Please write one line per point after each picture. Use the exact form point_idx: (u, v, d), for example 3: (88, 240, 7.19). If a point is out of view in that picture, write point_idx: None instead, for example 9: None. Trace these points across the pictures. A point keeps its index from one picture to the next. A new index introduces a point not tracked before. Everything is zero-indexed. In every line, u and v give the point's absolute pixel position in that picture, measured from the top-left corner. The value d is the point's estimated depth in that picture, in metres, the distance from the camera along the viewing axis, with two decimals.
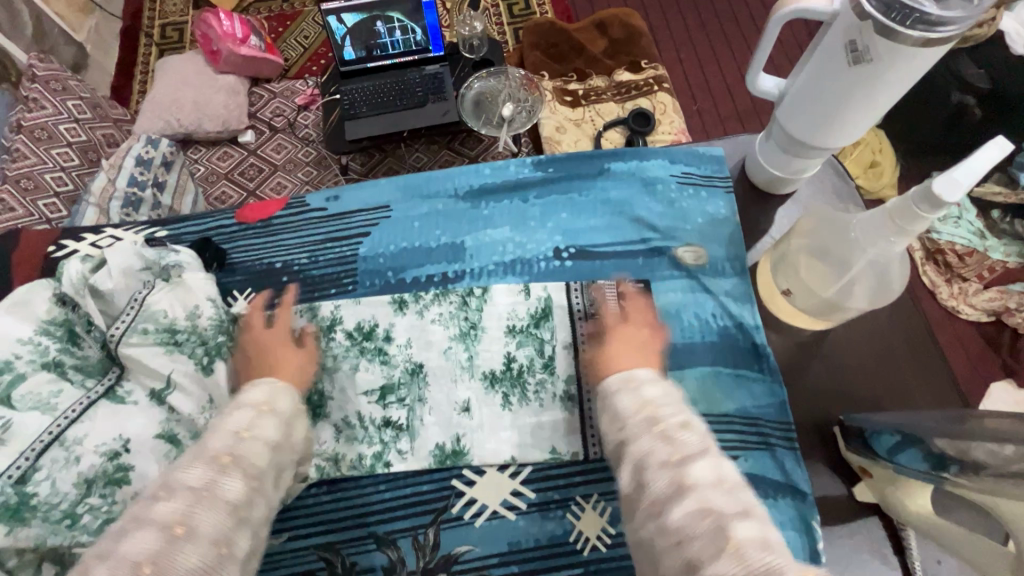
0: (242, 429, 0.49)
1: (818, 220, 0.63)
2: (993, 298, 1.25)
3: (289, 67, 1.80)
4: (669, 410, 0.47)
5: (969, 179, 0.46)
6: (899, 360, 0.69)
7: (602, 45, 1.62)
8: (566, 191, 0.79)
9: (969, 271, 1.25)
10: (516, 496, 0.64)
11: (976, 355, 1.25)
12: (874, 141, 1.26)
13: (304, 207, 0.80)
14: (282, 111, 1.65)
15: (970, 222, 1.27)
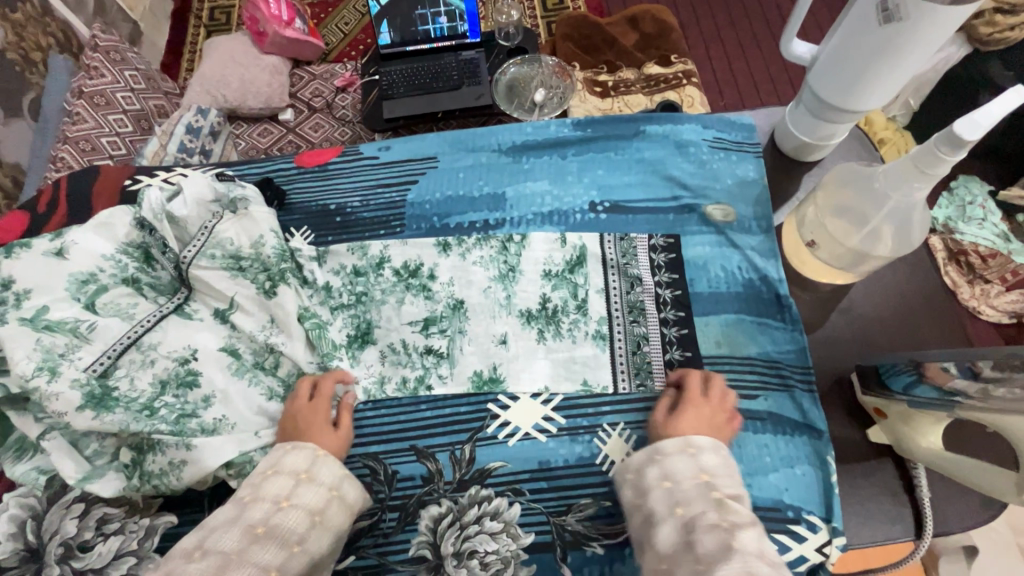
0: (283, 498, 0.56)
1: (844, 175, 0.67)
2: (1014, 300, 1.27)
3: (330, 51, 1.90)
4: (722, 480, 0.52)
5: (988, 122, 0.50)
6: (915, 311, 0.72)
7: (633, 38, 1.67)
8: (603, 151, 0.84)
9: (991, 273, 1.25)
10: (548, 421, 0.69)
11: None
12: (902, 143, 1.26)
13: (358, 156, 0.86)
14: (321, 92, 1.73)
15: (994, 224, 1.30)
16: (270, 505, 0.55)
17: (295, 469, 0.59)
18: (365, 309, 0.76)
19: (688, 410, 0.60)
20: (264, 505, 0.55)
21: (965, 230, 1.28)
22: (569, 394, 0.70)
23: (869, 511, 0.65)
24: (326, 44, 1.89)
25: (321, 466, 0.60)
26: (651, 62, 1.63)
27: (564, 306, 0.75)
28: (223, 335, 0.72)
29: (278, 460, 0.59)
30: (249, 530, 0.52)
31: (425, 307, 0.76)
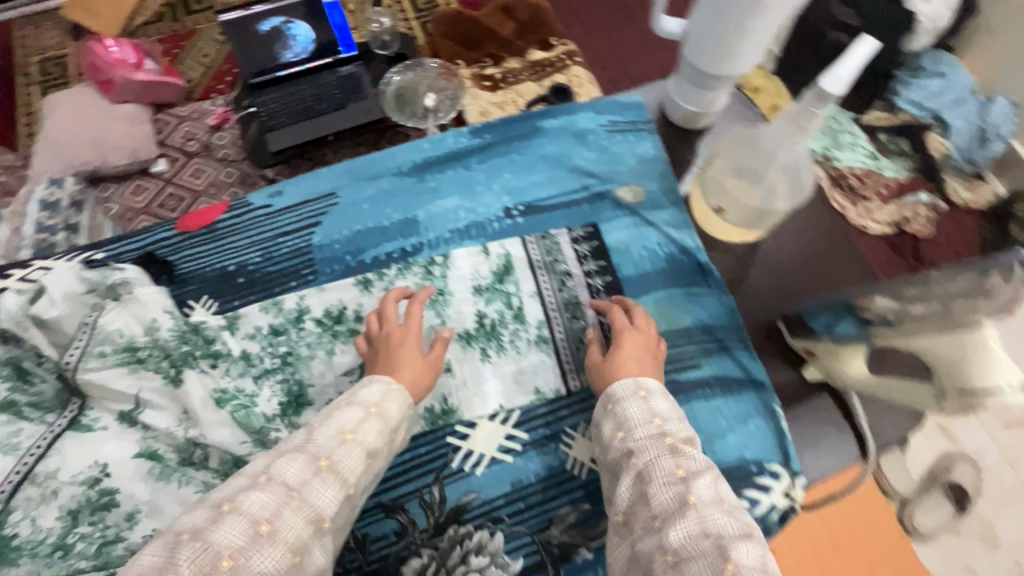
0: (346, 431, 0.55)
1: (735, 138, 0.70)
2: (892, 211, 1.42)
3: (193, 89, 1.65)
4: (674, 424, 0.56)
5: (847, 75, 0.53)
6: (826, 262, 0.77)
7: (509, 27, 1.65)
8: (505, 153, 0.82)
9: (868, 190, 1.41)
10: (511, 439, 0.67)
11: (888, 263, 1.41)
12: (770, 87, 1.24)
13: (247, 208, 0.79)
14: (194, 134, 1.56)
15: (862, 146, 1.42)
16: (334, 437, 0.54)
17: (367, 402, 0.58)
18: (293, 369, 0.70)
19: (627, 360, 0.64)
20: (329, 435, 0.54)
21: (841, 156, 1.40)
22: (526, 408, 0.69)
23: (820, 444, 0.69)
24: (187, 81, 1.64)
25: (391, 400, 0.60)
26: (533, 48, 1.63)
27: (502, 318, 0.73)
28: (132, 440, 0.63)
29: (352, 393, 0.60)
30: (314, 462, 0.52)
31: (359, 353, 0.71)
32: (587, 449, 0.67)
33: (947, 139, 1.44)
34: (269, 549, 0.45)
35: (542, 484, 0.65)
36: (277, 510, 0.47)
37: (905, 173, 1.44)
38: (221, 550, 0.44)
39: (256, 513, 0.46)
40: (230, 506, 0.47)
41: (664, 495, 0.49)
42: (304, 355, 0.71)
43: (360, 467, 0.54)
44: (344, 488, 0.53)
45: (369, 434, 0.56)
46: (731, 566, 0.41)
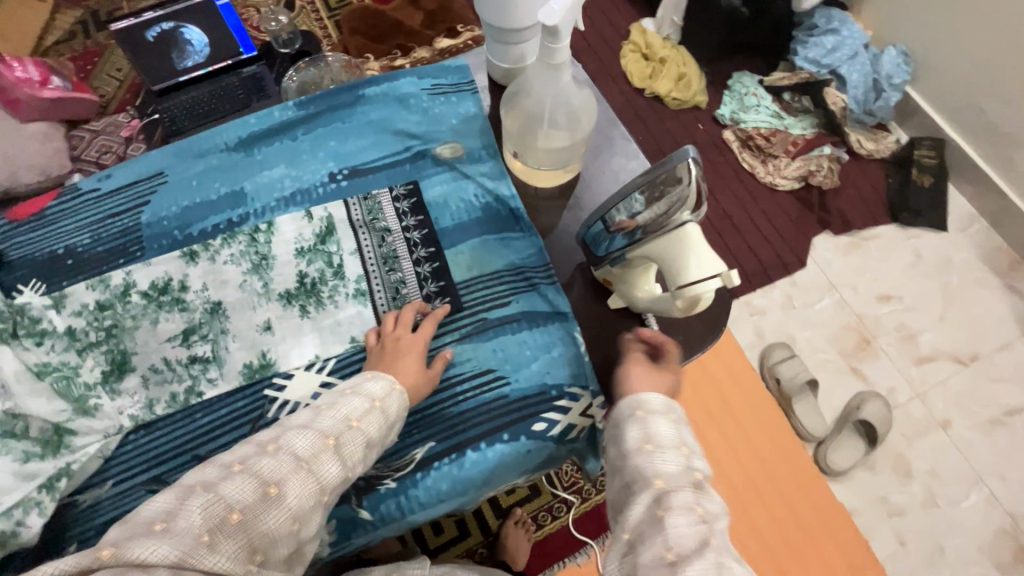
0: (353, 418, 0.55)
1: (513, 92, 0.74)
2: (799, 166, 1.48)
3: (107, 104, 1.54)
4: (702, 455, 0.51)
5: (560, 5, 0.57)
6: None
7: (419, 18, 1.71)
8: (330, 122, 0.86)
9: (776, 148, 1.50)
10: (325, 387, 0.70)
11: (796, 216, 1.46)
12: (679, 58, 1.57)
13: (78, 193, 0.81)
14: (110, 147, 1.44)
15: (767, 106, 1.54)
16: (340, 421, 0.54)
17: (372, 395, 0.59)
18: (118, 340, 0.73)
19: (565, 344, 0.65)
20: (336, 418, 0.55)
21: (746, 119, 1.53)
22: (341, 356, 0.72)
23: None
24: (98, 95, 1.53)
25: (393, 399, 0.60)
26: (440, 36, 1.65)
27: (322, 277, 0.76)
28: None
29: (358, 383, 0.60)
30: (320, 438, 0.52)
31: (182, 319, 0.74)
32: None
33: (844, 93, 1.50)
34: (275, 510, 0.46)
35: None
36: (287, 475, 0.48)
37: (812, 130, 1.51)
38: (231, 503, 0.44)
39: (267, 475, 0.47)
40: (241, 466, 0.47)
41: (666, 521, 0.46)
42: (129, 327, 0.74)
43: (361, 456, 0.54)
44: (344, 468, 0.53)
45: (371, 425, 0.56)
46: None
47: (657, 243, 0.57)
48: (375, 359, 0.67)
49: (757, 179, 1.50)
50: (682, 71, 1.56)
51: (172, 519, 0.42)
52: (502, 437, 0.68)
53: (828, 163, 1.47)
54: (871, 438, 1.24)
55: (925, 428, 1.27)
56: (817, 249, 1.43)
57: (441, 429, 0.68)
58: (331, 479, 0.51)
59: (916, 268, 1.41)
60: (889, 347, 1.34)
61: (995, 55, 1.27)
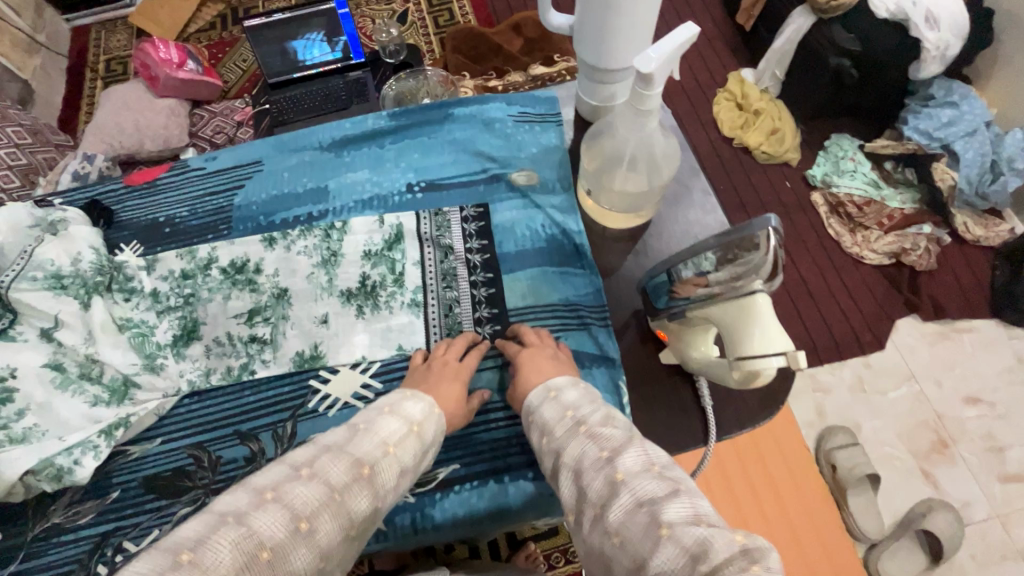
0: (390, 444, 0.52)
1: (593, 135, 0.74)
2: (892, 242, 1.43)
3: (228, 89, 1.73)
4: None
5: (658, 54, 0.56)
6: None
7: (518, 44, 1.78)
8: (416, 136, 0.89)
9: (868, 220, 1.45)
10: (365, 388, 0.72)
11: (882, 295, 1.41)
12: (774, 112, 1.55)
13: (185, 169, 0.89)
14: (223, 128, 1.57)
15: (864, 173, 1.50)
16: (376, 446, 0.51)
17: (410, 418, 0.56)
18: (192, 309, 0.78)
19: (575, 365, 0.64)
20: (373, 443, 0.51)
21: (840, 183, 1.49)
22: (386, 361, 0.74)
23: (668, 429, 0.69)
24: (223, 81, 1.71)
25: (429, 423, 0.58)
26: (536, 63, 1.71)
27: (382, 281, 0.79)
28: (42, 351, 0.71)
29: (397, 402, 0.57)
30: (355, 467, 0.48)
31: (251, 299, 0.79)
32: None
33: (956, 170, 1.42)
34: (304, 549, 0.42)
35: None
36: (318, 509, 0.44)
37: (911, 206, 1.46)
38: (263, 539, 0.40)
39: (299, 508, 0.43)
40: (272, 494, 0.43)
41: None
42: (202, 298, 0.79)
43: (396, 482, 0.51)
44: (376, 501, 0.48)
45: (407, 452, 0.53)
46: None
47: (719, 307, 0.55)
48: (415, 379, 0.66)
49: (842, 249, 1.46)
50: (776, 126, 1.54)
51: (201, 551, 0.37)
52: (526, 474, 0.67)
53: (925, 242, 1.42)
54: (936, 552, 1.17)
55: (1002, 556, 1.19)
56: (901, 331, 1.39)
57: (468, 454, 0.68)
58: (360, 512, 0.47)
59: (1014, 372, 1.36)
60: (969, 455, 1.27)
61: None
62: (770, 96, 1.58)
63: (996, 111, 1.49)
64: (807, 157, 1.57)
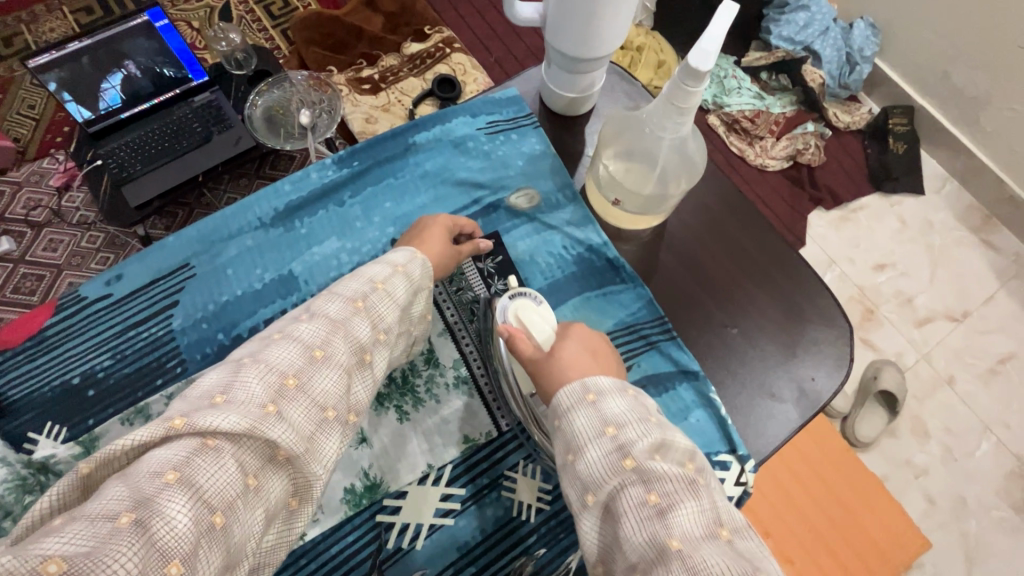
0: (378, 282, 0.54)
1: (620, 124, 0.65)
2: (786, 145, 1.49)
3: (25, 150, 1.22)
4: (631, 431, 0.45)
5: (714, 46, 0.49)
6: (760, 263, 0.74)
7: (378, 22, 1.46)
8: (380, 179, 0.74)
9: (762, 129, 1.49)
10: (448, 499, 0.61)
11: (790, 197, 1.47)
12: (654, 44, 1.45)
13: (81, 303, 0.66)
14: (39, 200, 1.19)
15: (748, 88, 1.52)
16: (364, 284, 0.53)
17: (394, 261, 0.57)
18: None
19: (580, 349, 0.55)
20: (360, 282, 0.53)
21: (730, 103, 1.50)
22: (457, 460, 0.62)
23: (760, 420, 0.67)
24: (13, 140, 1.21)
25: (415, 265, 0.58)
26: (408, 41, 1.44)
27: (413, 367, 0.66)
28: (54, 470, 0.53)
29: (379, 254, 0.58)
30: (349, 304, 0.50)
31: None
32: (531, 489, 0.62)
33: (820, 69, 1.51)
34: (326, 371, 0.45)
35: (491, 540, 0.60)
36: (325, 340, 0.46)
37: (790, 108, 1.51)
38: (284, 369, 0.43)
39: (308, 340, 0.45)
40: (281, 333, 0.46)
41: (641, 537, 0.40)
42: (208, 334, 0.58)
43: (394, 314, 0.53)
44: (377, 329, 0.51)
45: (397, 288, 0.55)
46: None
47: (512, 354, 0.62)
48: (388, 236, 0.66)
49: (747, 163, 1.50)
50: (660, 59, 1.45)
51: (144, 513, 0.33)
52: None
53: (813, 141, 1.49)
54: (893, 406, 1.29)
55: (934, 387, 1.33)
56: (812, 225, 1.46)
57: None
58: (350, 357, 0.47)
59: (902, 234, 1.46)
60: (892, 314, 1.39)
61: (955, 22, 1.33)
62: (645, 29, 1.48)
63: (838, 8, 1.56)
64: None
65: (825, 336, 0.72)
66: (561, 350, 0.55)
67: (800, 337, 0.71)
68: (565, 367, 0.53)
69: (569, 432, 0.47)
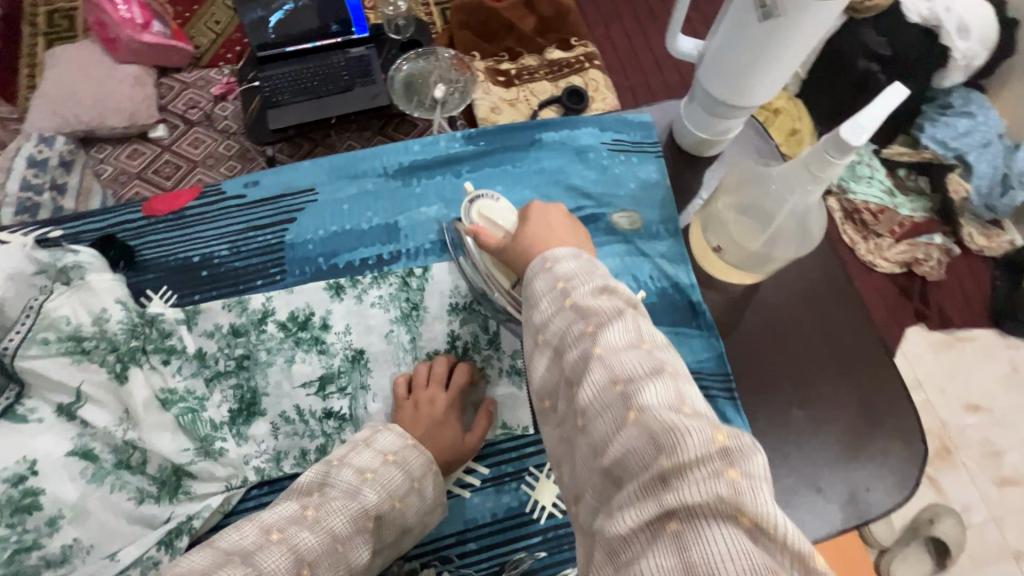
0: (398, 497, 0.54)
1: (743, 174, 0.65)
2: (904, 251, 1.38)
3: (200, 57, 1.39)
4: (582, 285, 0.44)
5: (872, 124, 0.48)
6: (849, 357, 0.71)
7: (531, 23, 1.48)
8: (498, 163, 0.78)
9: (881, 227, 1.39)
10: (469, 475, 0.63)
11: (893, 305, 1.37)
12: (793, 111, 1.38)
13: (220, 195, 0.75)
14: (198, 103, 1.34)
15: (880, 180, 1.42)
16: (385, 499, 0.53)
17: (412, 472, 0.56)
18: (248, 375, 0.66)
19: (544, 224, 0.55)
20: (382, 494, 0.53)
21: (856, 190, 1.41)
22: (491, 441, 0.65)
23: (799, 511, 0.64)
24: (194, 46, 1.38)
25: (429, 481, 0.57)
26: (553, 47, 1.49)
27: (475, 342, 0.69)
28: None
29: (401, 451, 0.57)
30: (360, 520, 0.51)
31: (320, 364, 0.67)
32: (549, 492, 0.63)
33: (968, 182, 1.36)
34: None
35: (499, 526, 0.61)
36: (319, 557, 0.47)
37: (922, 213, 1.40)
38: (303, 557, 0.46)
39: (303, 554, 0.47)
40: (279, 537, 0.47)
41: (573, 355, 0.41)
42: (113, 376, 0.61)
43: (394, 531, 0.54)
44: (373, 552, 0.52)
45: (410, 508, 0.55)
46: (686, 410, 0.36)
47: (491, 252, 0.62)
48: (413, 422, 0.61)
49: (856, 257, 1.40)
50: (795, 127, 1.37)
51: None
52: None
53: (936, 253, 1.38)
54: (943, 558, 1.16)
55: (999, 555, 1.20)
56: (909, 340, 1.35)
57: None
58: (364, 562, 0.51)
59: (1010, 383, 1.32)
60: (971, 462, 1.26)
61: None
62: (788, 94, 1.42)
63: (1008, 124, 1.43)
64: None
65: (896, 450, 0.68)
66: (525, 232, 0.54)
67: (869, 438, 0.68)
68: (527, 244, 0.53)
69: (529, 294, 0.47)
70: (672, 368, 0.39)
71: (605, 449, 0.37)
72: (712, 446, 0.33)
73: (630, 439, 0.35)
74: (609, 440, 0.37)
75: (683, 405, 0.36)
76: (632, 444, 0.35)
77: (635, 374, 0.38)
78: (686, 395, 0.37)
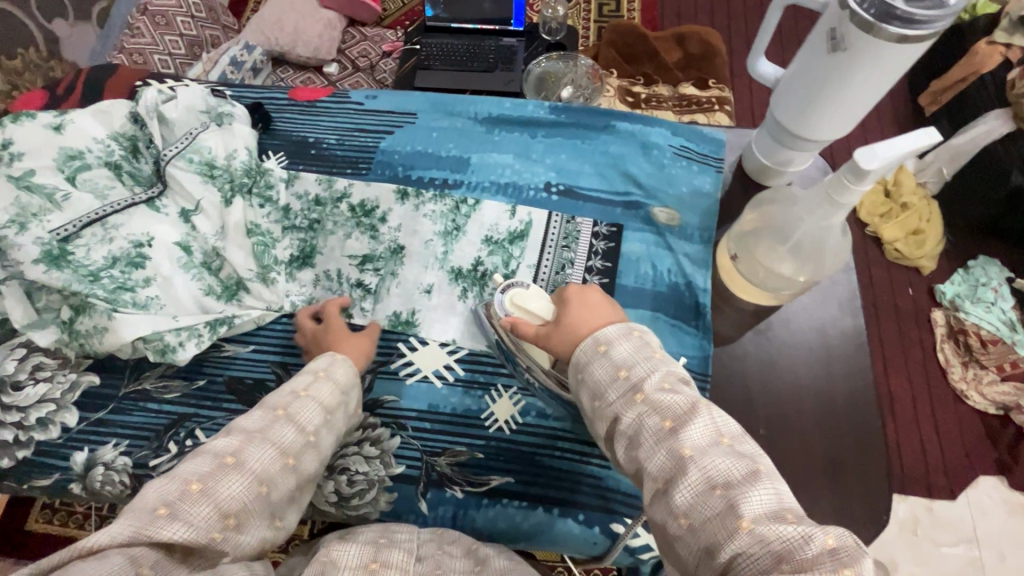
0: (300, 390, 0.57)
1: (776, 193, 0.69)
2: (1005, 392, 1.23)
3: (385, 17, 1.71)
4: (643, 372, 0.49)
5: (887, 153, 0.52)
6: (837, 406, 0.70)
7: (676, 56, 1.54)
8: (570, 137, 0.88)
9: (988, 360, 1.24)
10: (447, 369, 0.73)
11: (972, 441, 1.22)
12: (925, 210, 1.32)
13: (345, 100, 0.92)
14: (368, 54, 1.56)
15: (1003, 310, 1.27)
16: (287, 395, 0.56)
17: (317, 368, 0.61)
18: (313, 235, 0.81)
19: (581, 312, 0.57)
20: (282, 393, 0.57)
21: (970, 310, 1.27)
22: (475, 350, 0.74)
23: None
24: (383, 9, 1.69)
25: (338, 367, 0.62)
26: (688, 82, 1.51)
27: (494, 271, 0.78)
28: (104, 175, 0.77)
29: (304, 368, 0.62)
30: (269, 412, 0.53)
31: (368, 244, 0.80)
32: (506, 410, 0.70)
33: None
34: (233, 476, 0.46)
35: (453, 418, 0.70)
36: (241, 445, 0.49)
37: None
38: (221, 452, 0.48)
39: (222, 449, 0.48)
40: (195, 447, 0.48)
41: (659, 455, 0.45)
42: (223, 200, 0.79)
43: (318, 417, 0.56)
44: (302, 432, 0.54)
45: (321, 393, 0.58)
46: (791, 516, 0.40)
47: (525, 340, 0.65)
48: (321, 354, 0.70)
49: (947, 381, 1.27)
50: (920, 228, 1.31)
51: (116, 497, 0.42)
52: (576, 515, 0.65)
53: None
54: None
55: None
56: (980, 489, 1.18)
57: (525, 470, 0.68)
58: (289, 443, 0.52)
59: None
60: None
61: None
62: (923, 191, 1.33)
63: None
64: (941, 270, 1.36)
65: (852, 511, 0.65)
66: (568, 318, 0.57)
67: (822, 488, 0.66)
68: (569, 328, 0.56)
69: (592, 382, 0.51)
70: (765, 468, 0.43)
71: (717, 550, 0.40)
72: (820, 548, 0.36)
73: (746, 549, 0.39)
74: (721, 541, 0.40)
75: (786, 511, 0.40)
76: (744, 549, 0.39)
77: (733, 480, 0.42)
78: (785, 496, 0.41)
